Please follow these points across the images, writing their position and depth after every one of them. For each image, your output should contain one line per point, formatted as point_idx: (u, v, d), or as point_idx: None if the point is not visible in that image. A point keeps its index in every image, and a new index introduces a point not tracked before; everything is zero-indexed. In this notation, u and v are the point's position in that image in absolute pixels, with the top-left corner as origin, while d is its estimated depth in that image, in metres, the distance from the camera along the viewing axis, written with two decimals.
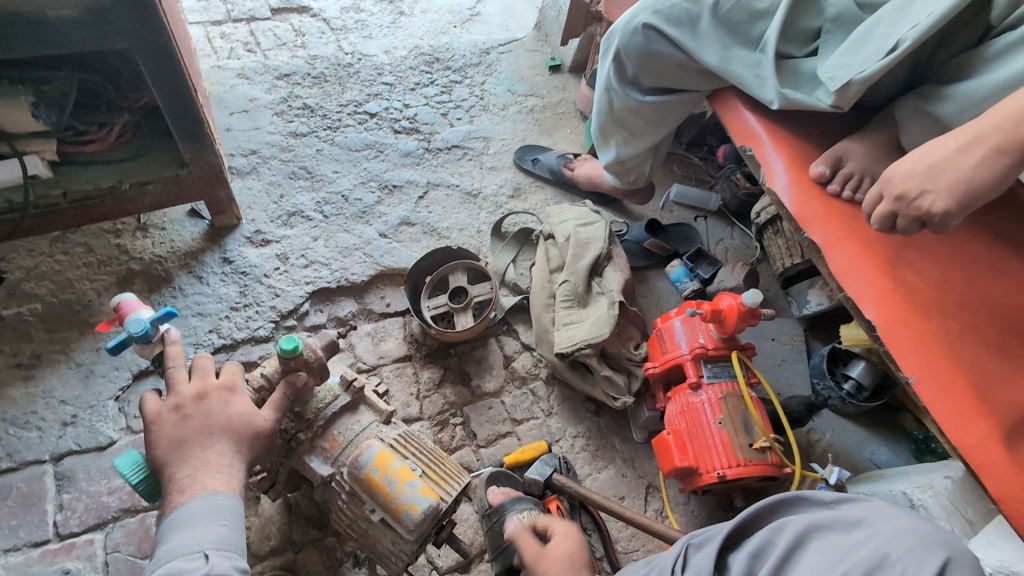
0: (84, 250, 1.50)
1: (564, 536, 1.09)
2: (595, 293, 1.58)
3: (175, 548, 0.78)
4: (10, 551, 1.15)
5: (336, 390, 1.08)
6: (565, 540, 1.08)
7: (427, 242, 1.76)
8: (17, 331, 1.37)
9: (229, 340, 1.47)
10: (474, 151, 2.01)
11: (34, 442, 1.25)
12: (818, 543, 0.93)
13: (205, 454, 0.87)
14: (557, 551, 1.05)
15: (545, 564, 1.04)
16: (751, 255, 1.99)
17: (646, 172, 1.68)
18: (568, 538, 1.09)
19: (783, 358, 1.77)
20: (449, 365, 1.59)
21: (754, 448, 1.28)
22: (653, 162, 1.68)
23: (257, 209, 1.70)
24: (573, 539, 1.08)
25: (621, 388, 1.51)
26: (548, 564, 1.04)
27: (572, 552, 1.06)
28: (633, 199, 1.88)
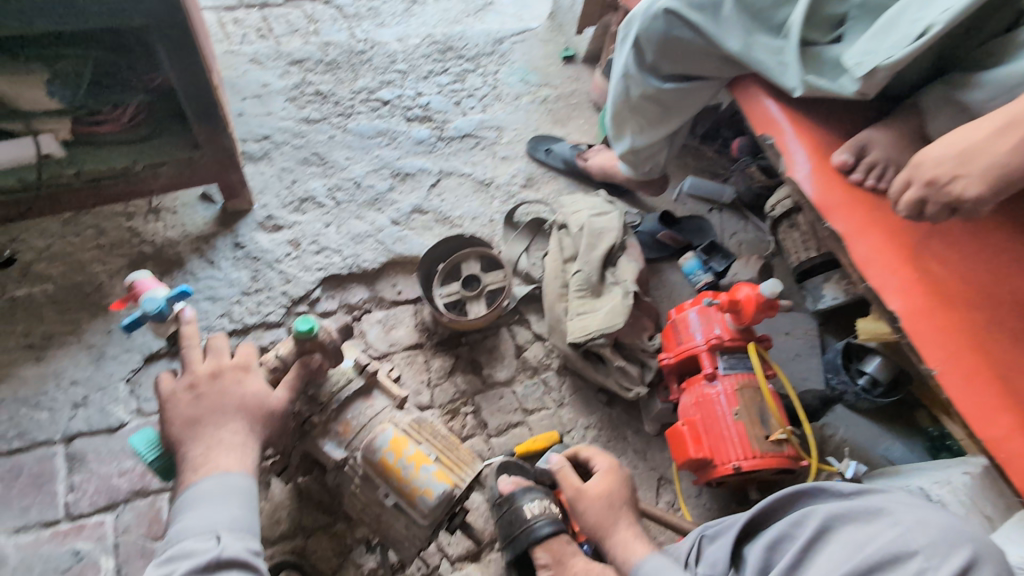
0: (96, 232, 1.49)
1: (607, 474, 1.24)
2: (609, 283, 1.57)
3: (189, 528, 0.78)
4: (21, 530, 1.15)
5: (350, 374, 1.08)
6: (606, 476, 1.23)
7: (439, 230, 1.74)
8: (28, 311, 1.36)
9: (241, 325, 1.47)
10: (486, 140, 1.99)
11: (45, 422, 1.24)
12: (836, 535, 0.92)
13: (219, 433, 0.86)
14: (602, 489, 1.21)
15: (584, 501, 1.20)
16: (765, 249, 1.96)
17: (661, 161, 1.67)
18: (610, 474, 1.24)
19: (797, 352, 1.75)
20: (460, 354, 1.57)
21: (771, 440, 1.26)
22: (668, 152, 1.66)
23: (268, 195, 1.69)
24: (614, 476, 1.24)
25: (634, 379, 1.49)
26: (586, 502, 1.20)
27: (613, 488, 1.22)
28: (647, 190, 1.86)
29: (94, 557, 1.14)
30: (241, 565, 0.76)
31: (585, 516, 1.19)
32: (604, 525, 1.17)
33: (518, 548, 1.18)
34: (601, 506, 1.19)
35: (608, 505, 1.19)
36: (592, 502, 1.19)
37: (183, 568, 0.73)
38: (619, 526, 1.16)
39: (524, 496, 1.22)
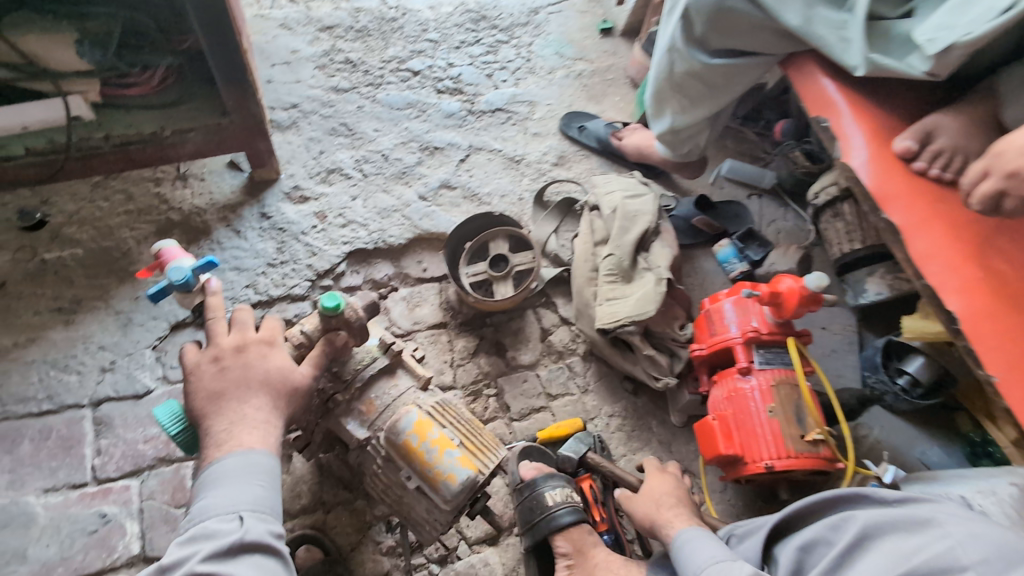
0: (124, 198, 1.48)
1: (656, 474, 1.26)
2: (641, 269, 1.51)
3: (211, 507, 0.77)
4: (51, 491, 1.16)
5: (375, 352, 1.05)
6: (655, 476, 1.26)
7: (467, 207, 1.70)
8: (58, 275, 1.36)
9: (265, 296, 1.45)
10: (518, 115, 1.92)
11: (74, 385, 1.25)
12: (877, 543, 0.90)
13: (242, 409, 0.84)
14: (651, 486, 1.23)
15: (635, 501, 1.22)
16: (804, 239, 1.87)
17: (701, 143, 1.59)
18: (661, 475, 1.26)
19: (834, 348, 1.67)
20: (484, 335, 1.54)
21: (806, 440, 1.22)
22: (710, 133, 1.58)
23: (296, 165, 1.66)
24: (664, 475, 1.26)
25: (663, 368, 1.45)
26: (638, 502, 1.22)
27: (663, 484, 1.23)
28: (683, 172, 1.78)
29: (119, 520, 1.15)
30: (263, 548, 0.76)
31: (637, 513, 1.20)
32: (655, 515, 1.17)
33: (538, 535, 1.17)
34: (650, 501, 1.20)
35: (659, 499, 1.20)
36: (643, 499, 1.21)
37: (205, 550, 0.73)
38: (667, 510, 1.16)
39: (546, 483, 1.21)
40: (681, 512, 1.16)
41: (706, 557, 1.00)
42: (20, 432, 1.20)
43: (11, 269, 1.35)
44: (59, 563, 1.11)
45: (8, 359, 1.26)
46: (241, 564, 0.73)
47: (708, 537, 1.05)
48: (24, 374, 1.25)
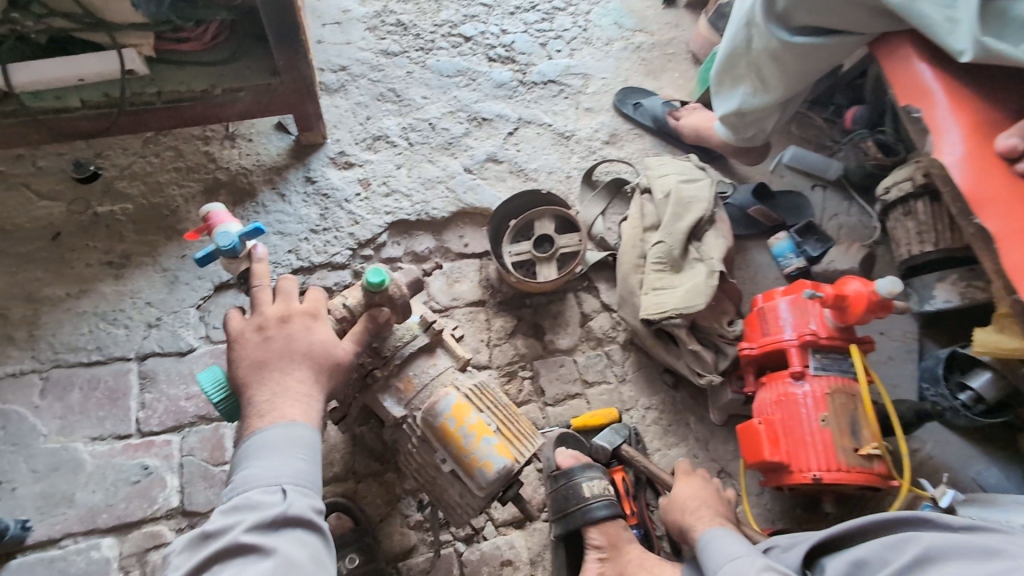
0: (175, 155, 1.48)
1: (683, 477, 1.24)
2: (692, 259, 1.43)
3: (254, 477, 0.76)
4: (97, 439, 1.20)
5: (415, 330, 1.03)
6: (685, 480, 1.23)
7: (513, 182, 1.64)
8: (109, 229, 1.38)
9: (307, 263, 1.44)
10: (571, 88, 1.83)
11: (122, 339, 1.28)
12: (940, 567, 0.84)
13: (285, 380, 0.83)
14: (678, 490, 1.21)
15: (666, 505, 1.20)
16: (868, 236, 1.74)
17: (767, 129, 1.50)
18: (690, 479, 1.23)
19: (891, 355, 1.57)
20: (523, 316, 1.50)
21: (859, 454, 1.17)
22: (778, 119, 1.49)
23: (342, 129, 1.63)
24: (694, 479, 1.23)
25: (707, 365, 1.38)
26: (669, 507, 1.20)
27: (692, 488, 1.20)
28: (743, 158, 1.67)
29: (161, 473, 1.19)
30: (305, 524, 0.75)
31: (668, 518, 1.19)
32: (683, 520, 1.15)
33: (570, 525, 1.15)
34: (676, 505, 1.18)
35: (686, 505, 1.17)
36: (672, 504, 1.19)
37: (248, 521, 0.72)
38: (693, 515, 1.14)
39: (582, 474, 1.18)
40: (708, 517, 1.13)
41: (726, 553, 0.97)
42: (70, 380, 1.24)
43: (65, 220, 1.37)
44: (104, 509, 1.15)
45: (61, 308, 1.29)
46: (283, 538, 0.73)
47: (733, 535, 1.02)
48: (75, 325, 1.28)
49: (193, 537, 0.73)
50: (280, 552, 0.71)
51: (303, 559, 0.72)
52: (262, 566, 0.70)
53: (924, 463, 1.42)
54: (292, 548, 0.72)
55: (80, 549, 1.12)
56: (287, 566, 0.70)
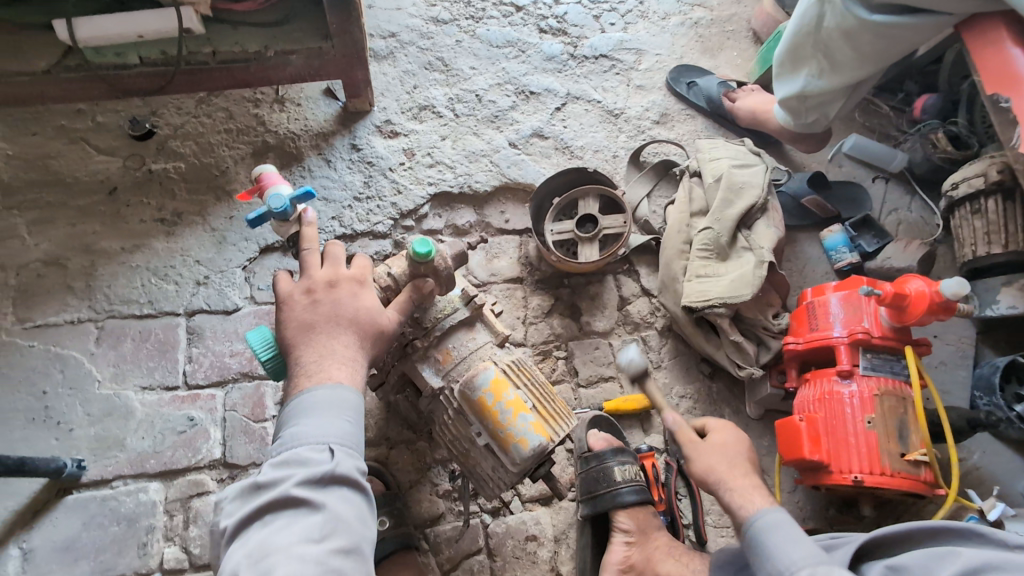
0: (226, 116, 1.50)
1: (727, 429, 1.08)
2: (740, 248, 1.38)
3: (303, 435, 0.78)
4: (147, 389, 1.25)
5: (456, 303, 1.03)
6: (723, 429, 1.08)
7: (558, 159, 1.61)
8: (162, 186, 1.41)
9: (349, 231, 1.45)
10: (623, 64, 1.77)
11: (172, 294, 1.32)
12: None
13: (331, 343, 0.85)
14: (722, 441, 1.06)
15: (700, 449, 1.05)
16: (929, 233, 1.65)
17: (829, 114, 1.44)
18: (727, 428, 1.08)
19: (943, 360, 1.47)
20: (561, 296, 1.48)
21: (905, 459, 1.14)
22: (842, 106, 1.43)
23: (389, 97, 1.61)
24: (733, 429, 1.08)
25: (749, 357, 1.34)
26: (705, 451, 1.05)
27: (734, 440, 1.06)
28: (800, 145, 1.59)
29: (205, 426, 1.23)
30: (351, 483, 0.76)
31: (699, 464, 1.04)
32: (721, 474, 1.01)
33: (599, 506, 1.15)
34: (718, 458, 1.03)
35: (729, 458, 1.03)
36: (709, 451, 1.04)
37: (299, 476, 0.74)
38: (737, 476, 1.00)
39: (613, 458, 1.17)
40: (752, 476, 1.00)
41: (803, 555, 0.86)
42: (123, 331, 1.28)
43: (121, 175, 1.41)
44: (151, 456, 1.20)
45: (116, 262, 1.33)
46: (331, 495, 0.74)
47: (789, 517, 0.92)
48: (129, 278, 1.32)
49: (244, 486, 0.76)
50: (328, 508, 0.73)
51: (350, 517, 0.74)
52: (312, 520, 0.72)
53: (969, 473, 1.35)
54: (339, 506, 0.74)
55: (129, 491, 1.18)
56: (335, 522, 0.72)
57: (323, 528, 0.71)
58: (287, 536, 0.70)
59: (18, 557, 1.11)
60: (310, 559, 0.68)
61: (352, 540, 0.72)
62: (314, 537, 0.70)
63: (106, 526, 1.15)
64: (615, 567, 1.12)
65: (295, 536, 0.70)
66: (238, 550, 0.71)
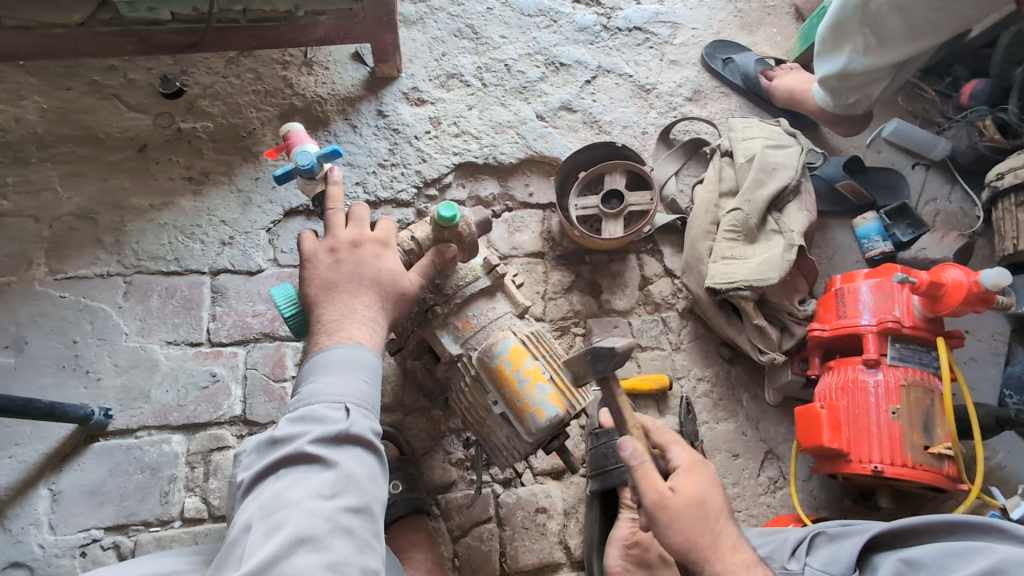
0: (254, 77, 1.50)
1: (690, 478, 0.89)
2: (769, 231, 1.35)
3: (320, 392, 0.79)
4: (172, 344, 1.27)
5: (478, 272, 1.03)
6: (693, 477, 0.90)
7: (585, 134, 1.58)
8: (190, 145, 1.42)
9: (373, 197, 1.44)
10: (658, 38, 1.72)
11: (197, 253, 1.34)
12: None
13: (353, 303, 0.86)
14: (686, 490, 0.88)
15: (670, 512, 0.87)
16: (968, 226, 1.58)
17: (872, 95, 1.38)
18: (694, 475, 0.90)
19: (973, 356, 1.42)
20: (581, 272, 1.46)
21: (929, 452, 1.12)
22: (886, 87, 1.38)
23: (417, 64, 1.59)
24: (700, 476, 0.90)
25: (772, 342, 1.31)
26: (674, 513, 0.87)
27: (706, 492, 0.89)
28: (838, 127, 1.52)
29: (226, 382, 1.26)
30: (365, 443, 0.77)
31: (671, 533, 0.86)
32: (701, 547, 0.86)
33: (608, 483, 1.15)
34: (689, 521, 0.86)
35: (702, 518, 0.87)
36: (682, 516, 0.86)
37: (314, 433, 0.75)
38: (725, 555, 0.85)
39: None
40: (738, 548, 0.87)
41: None
42: (150, 286, 1.31)
43: (151, 133, 1.42)
44: (175, 409, 1.23)
45: (145, 219, 1.35)
46: (344, 453, 0.75)
47: None
48: (157, 235, 1.34)
49: (261, 440, 0.77)
50: (341, 466, 0.74)
51: (362, 477, 0.75)
52: (325, 476, 0.73)
53: (992, 472, 1.30)
54: (352, 465, 0.75)
55: (152, 441, 1.21)
56: (346, 481, 0.73)
57: (334, 485, 0.72)
58: (300, 491, 0.71)
59: (47, 498, 1.15)
60: (321, 515, 0.69)
61: (362, 499, 0.73)
62: (326, 493, 0.72)
63: (130, 473, 1.19)
64: (620, 542, 1.12)
65: (307, 491, 0.71)
66: (253, 501, 0.72)
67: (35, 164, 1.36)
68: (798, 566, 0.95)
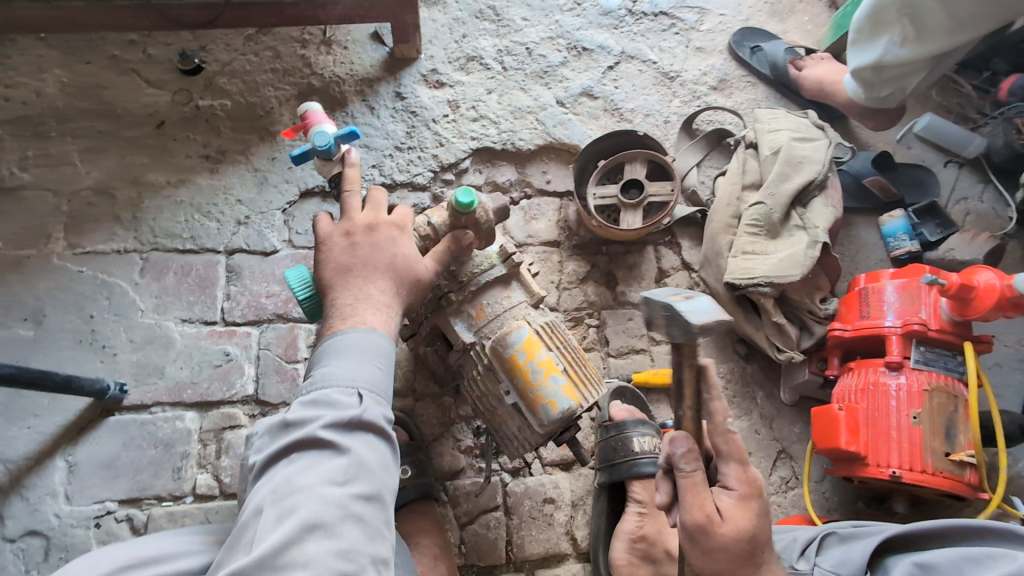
0: (273, 55, 1.48)
1: (741, 511, 0.80)
2: (792, 226, 1.31)
3: (333, 377, 0.78)
4: (187, 322, 1.28)
5: (494, 260, 1.02)
6: (744, 508, 0.80)
7: (606, 122, 1.54)
8: (208, 123, 1.41)
9: (388, 180, 1.42)
10: (684, 23, 1.67)
11: (213, 231, 1.34)
12: None
13: (367, 287, 0.86)
14: (734, 522, 0.79)
15: (713, 539, 0.79)
16: (999, 227, 1.53)
17: (906, 88, 1.33)
18: (745, 504, 0.81)
19: (999, 361, 1.38)
20: (597, 263, 1.43)
21: (951, 459, 1.09)
22: (920, 80, 1.33)
23: (437, 46, 1.56)
24: (752, 507, 0.80)
25: (790, 340, 1.29)
26: (716, 539, 0.80)
27: (753, 527, 0.80)
28: (869, 120, 1.46)
29: (239, 362, 1.26)
30: (377, 430, 0.77)
31: (706, 556, 0.81)
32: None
33: (616, 476, 1.14)
34: (728, 550, 0.80)
35: (743, 553, 0.81)
36: (722, 547, 0.80)
37: (327, 418, 0.74)
38: None
39: (636, 428, 1.16)
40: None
41: None
42: (166, 264, 1.31)
43: (169, 109, 1.41)
44: (189, 386, 1.24)
45: (162, 196, 1.35)
46: (356, 440, 0.75)
47: None
48: (174, 212, 1.34)
49: (274, 424, 0.76)
50: (353, 452, 0.73)
51: (373, 464, 0.74)
52: (336, 462, 0.72)
53: (1013, 481, 1.26)
54: (364, 451, 0.74)
55: (166, 417, 1.22)
56: (358, 467, 0.73)
57: (346, 471, 0.72)
58: (312, 476, 0.71)
59: (63, 469, 1.17)
60: (332, 502, 0.69)
61: (373, 486, 0.73)
62: (338, 480, 0.71)
63: (144, 448, 1.20)
64: (626, 535, 1.11)
65: (319, 476, 0.71)
66: (264, 485, 0.72)
67: (55, 138, 1.36)
68: (808, 566, 0.94)
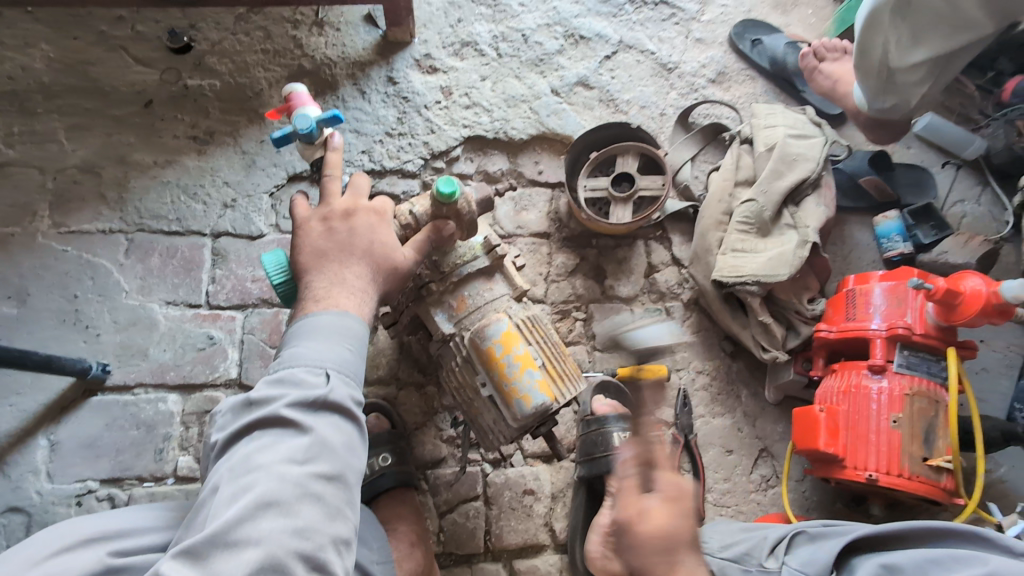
0: (264, 36, 1.45)
1: (661, 509, 0.78)
2: (783, 225, 1.30)
3: (302, 357, 0.79)
4: (171, 304, 1.28)
5: (477, 251, 1.01)
6: (665, 508, 0.78)
7: (601, 112, 1.52)
8: (197, 103, 1.40)
9: (378, 166, 1.41)
10: (685, 13, 1.64)
11: (199, 214, 1.33)
12: None
13: (344, 273, 0.86)
14: (654, 519, 0.77)
15: (634, 537, 0.78)
16: (995, 231, 1.52)
17: (910, 102, 1.29)
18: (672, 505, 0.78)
19: (987, 366, 1.37)
20: (586, 256, 1.42)
21: (928, 464, 1.09)
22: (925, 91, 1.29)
23: (431, 30, 1.53)
24: (679, 508, 0.78)
25: (776, 340, 1.28)
26: (636, 538, 0.79)
27: (676, 528, 0.78)
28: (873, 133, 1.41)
29: (223, 346, 1.26)
30: (343, 411, 0.77)
31: (632, 554, 0.80)
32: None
33: (595, 470, 1.14)
34: (650, 549, 0.78)
35: (664, 550, 0.78)
36: (642, 544, 0.78)
37: (290, 397, 0.75)
38: None
39: (616, 423, 1.15)
40: None
41: None
42: (151, 245, 1.30)
43: (157, 88, 1.39)
44: (172, 368, 1.24)
45: (148, 176, 1.34)
46: (320, 419, 0.75)
47: None
48: (160, 193, 1.33)
49: (238, 402, 0.77)
50: (316, 432, 0.74)
51: (337, 444, 0.74)
52: (299, 440, 0.73)
53: (992, 485, 1.27)
54: (328, 431, 0.74)
55: (149, 399, 1.22)
56: (320, 447, 0.73)
57: (308, 451, 0.72)
58: (272, 455, 0.71)
59: (45, 448, 1.18)
60: (289, 481, 0.69)
61: (335, 467, 0.73)
62: (298, 459, 0.71)
63: (126, 429, 1.20)
64: (600, 529, 1.12)
65: (279, 455, 0.71)
66: (224, 463, 0.73)
67: (41, 114, 1.35)
68: (776, 565, 0.95)
